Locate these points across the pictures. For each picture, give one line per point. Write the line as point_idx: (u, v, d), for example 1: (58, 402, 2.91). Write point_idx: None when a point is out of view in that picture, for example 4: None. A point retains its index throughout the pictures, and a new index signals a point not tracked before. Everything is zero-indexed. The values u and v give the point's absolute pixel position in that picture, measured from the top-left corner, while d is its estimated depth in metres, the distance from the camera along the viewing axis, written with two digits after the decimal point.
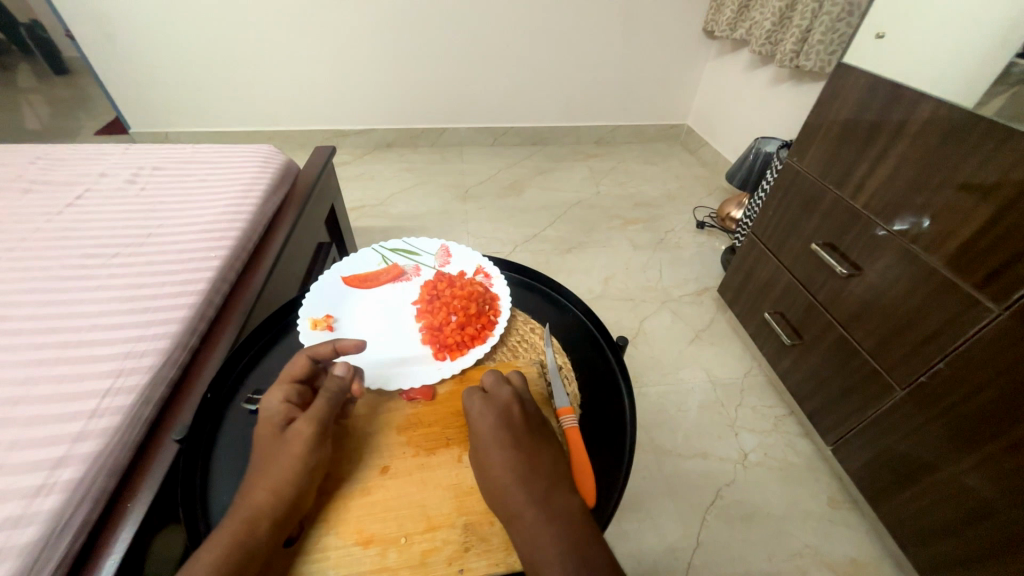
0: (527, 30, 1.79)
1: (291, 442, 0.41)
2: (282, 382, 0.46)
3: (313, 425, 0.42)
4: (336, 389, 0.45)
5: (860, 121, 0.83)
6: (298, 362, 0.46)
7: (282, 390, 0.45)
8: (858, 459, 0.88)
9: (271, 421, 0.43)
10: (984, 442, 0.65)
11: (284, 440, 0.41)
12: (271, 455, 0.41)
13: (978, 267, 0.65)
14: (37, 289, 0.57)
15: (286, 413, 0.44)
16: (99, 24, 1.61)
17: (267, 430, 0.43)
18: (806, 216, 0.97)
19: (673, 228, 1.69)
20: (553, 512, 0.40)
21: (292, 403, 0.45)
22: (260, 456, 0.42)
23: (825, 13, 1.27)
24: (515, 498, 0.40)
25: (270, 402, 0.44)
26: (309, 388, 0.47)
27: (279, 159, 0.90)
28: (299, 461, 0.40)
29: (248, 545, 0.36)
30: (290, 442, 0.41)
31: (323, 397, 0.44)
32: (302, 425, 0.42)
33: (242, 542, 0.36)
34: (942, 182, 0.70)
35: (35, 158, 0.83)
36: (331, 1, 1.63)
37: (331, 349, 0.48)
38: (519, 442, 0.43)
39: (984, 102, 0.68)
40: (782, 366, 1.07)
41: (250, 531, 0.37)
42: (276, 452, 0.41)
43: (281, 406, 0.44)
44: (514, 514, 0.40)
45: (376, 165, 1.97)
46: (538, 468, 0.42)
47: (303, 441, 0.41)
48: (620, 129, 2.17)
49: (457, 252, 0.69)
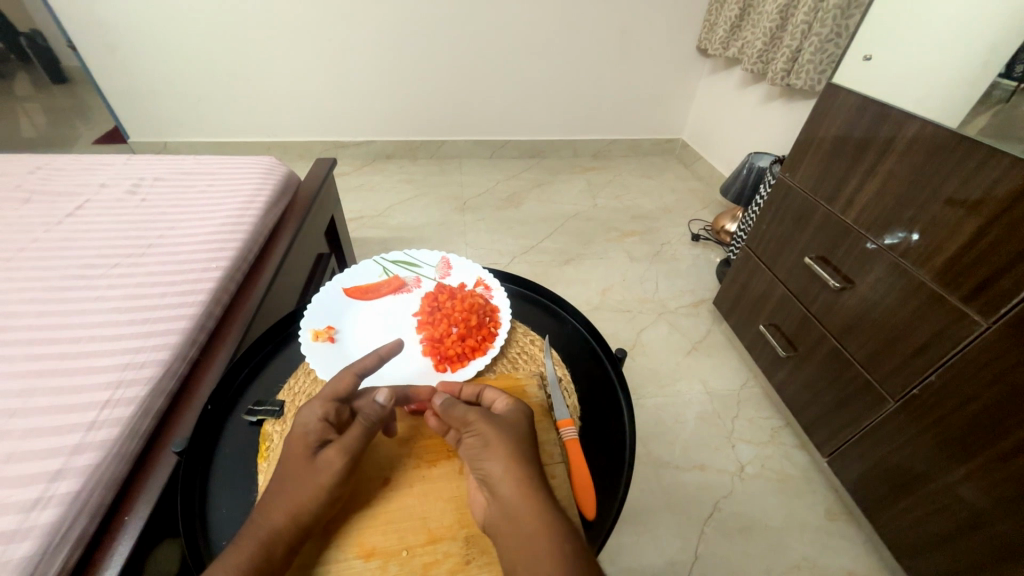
0: (525, 45, 1.83)
1: (320, 469, 0.40)
2: (322, 398, 0.44)
3: (345, 456, 0.41)
4: (373, 418, 0.43)
5: (849, 138, 0.85)
6: (342, 380, 0.45)
7: (322, 406, 0.43)
8: (853, 471, 0.89)
9: (306, 438, 0.41)
10: (976, 453, 0.66)
11: (314, 467, 0.40)
12: (293, 476, 0.40)
13: (965, 280, 0.67)
14: (36, 300, 0.57)
15: (322, 433, 0.42)
16: (101, 35, 1.63)
17: (297, 447, 0.41)
18: (799, 229, 0.99)
19: (669, 241, 1.71)
20: (550, 518, 0.37)
21: (328, 422, 0.43)
22: (284, 472, 0.40)
23: (815, 34, 1.31)
24: (507, 492, 0.38)
25: (307, 417, 0.43)
26: (347, 408, 0.45)
27: (280, 171, 0.91)
28: (324, 489, 0.39)
29: (263, 568, 0.35)
30: (319, 468, 0.40)
31: (360, 424, 0.43)
32: (333, 455, 0.41)
33: (258, 563, 0.35)
34: (928, 198, 0.72)
35: (36, 168, 0.83)
36: (333, 16, 1.67)
37: (377, 359, 0.47)
38: (516, 443, 0.42)
39: (970, 121, 0.71)
40: (777, 378, 1.08)
41: (266, 554, 0.36)
42: (304, 475, 0.40)
43: (316, 425, 0.42)
44: (512, 513, 0.38)
45: (375, 176, 1.99)
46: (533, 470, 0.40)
47: (333, 471, 0.40)
48: (616, 142, 2.21)
49: (457, 264, 0.69)
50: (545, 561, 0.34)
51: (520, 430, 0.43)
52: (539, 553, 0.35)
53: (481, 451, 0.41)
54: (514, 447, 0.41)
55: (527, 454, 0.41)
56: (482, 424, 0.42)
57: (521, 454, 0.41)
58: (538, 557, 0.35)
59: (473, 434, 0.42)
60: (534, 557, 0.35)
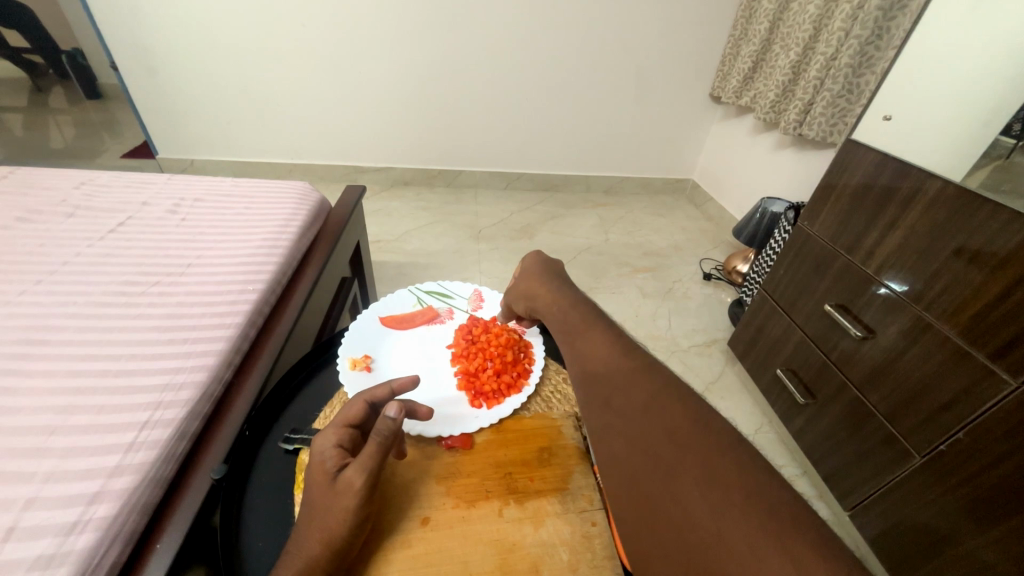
0: (545, 86, 1.92)
1: (341, 492, 0.38)
2: (335, 424, 0.43)
3: (366, 476, 0.39)
4: (387, 434, 0.42)
5: (871, 190, 0.88)
6: (355, 406, 0.44)
7: (335, 432, 0.42)
8: (875, 528, 0.86)
9: (324, 465, 0.40)
10: (1006, 518, 0.64)
11: (336, 489, 0.39)
12: (320, 503, 0.38)
13: (992, 339, 0.67)
14: (77, 315, 0.57)
15: (339, 459, 0.41)
16: (143, 59, 1.72)
17: (316, 475, 0.40)
18: (818, 277, 1.00)
19: (681, 279, 1.73)
20: (561, 305, 0.56)
21: (343, 448, 0.42)
22: (310, 503, 0.39)
23: (827, 89, 1.37)
24: (540, 308, 0.58)
25: (322, 445, 0.42)
26: (361, 434, 0.44)
27: (315, 196, 0.94)
28: (350, 516, 0.37)
29: None
30: (341, 491, 0.38)
31: (374, 443, 0.41)
32: (353, 475, 0.39)
33: None
34: (955, 252, 0.73)
35: (80, 184, 0.86)
36: (364, 52, 1.76)
37: (388, 391, 0.47)
38: (532, 276, 0.61)
39: (970, 175, 0.77)
40: (795, 425, 1.07)
41: None
42: (329, 500, 0.38)
43: (333, 451, 0.41)
44: (546, 316, 0.57)
45: (392, 202, 2.03)
46: (543, 284, 0.59)
47: (356, 494, 0.38)
48: (629, 180, 2.26)
49: (490, 297, 0.70)
50: (565, 327, 0.54)
51: (549, 280, 0.60)
52: (563, 326, 0.54)
53: (518, 296, 0.62)
54: (568, 298, 0.56)
55: (539, 278, 0.61)
56: (539, 289, 0.59)
57: (579, 301, 0.56)
58: (562, 326, 0.54)
59: (541, 300, 0.58)
60: (561, 328, 0.54)
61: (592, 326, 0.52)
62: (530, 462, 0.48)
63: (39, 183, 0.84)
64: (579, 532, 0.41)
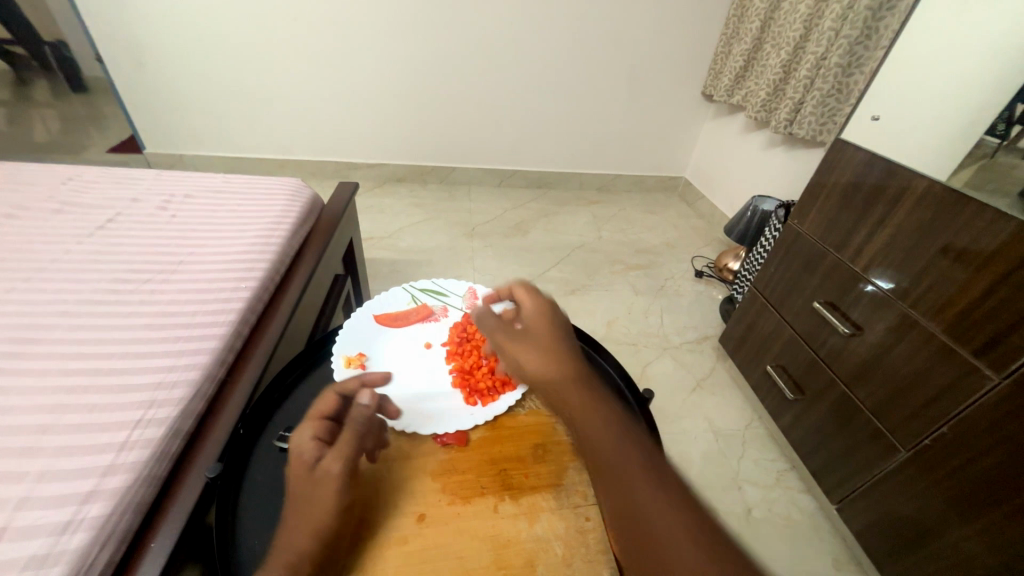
0: (538, 82, 1.91)
1: (324, 482, 0.39)
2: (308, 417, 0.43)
3: (347, 464, 0.40)
4: (362, 421, 0.44)
5: (859, 189, 0.89)
6: (327, 397, 0.44)
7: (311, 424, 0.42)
8: (862, 520, 0.88)
9: (302, 458, 0.39)
10: (991, 509, 0.66)
11: (318, 480, 0.39)
12: (302, 496, 0.38)
13: (977, 335, 0.69)
14: (68, 313, 0.57)
15: (316, 450, 0.40)
16: (130, 51, 1.68)
17: (296, 471, 0.39)
18: (808, 275, 1.02)
19: (672, 276, 1.74)
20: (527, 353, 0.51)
21: (320, 440, 0.42)
22: (291, 497, 0.39)
23: (817, 88, 1.39)
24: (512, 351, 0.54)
25: (298, 439, 0.41)
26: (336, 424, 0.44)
27: (307, 193, 0.93)
28: (335, 503, 0.38)
29: None
30: (323, 482, 0.39)
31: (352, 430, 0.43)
32: (333, 464, 0.39)
33: None
34: (943, 250, 0.74)
35: (67, 179, 0.84)
36: (356, 47, 1.74)
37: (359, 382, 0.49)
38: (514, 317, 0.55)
39: (955, 173, 0.79)
40: (784, 420, 1.09)
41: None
42: (311, 492, 0.38)
43: (311, 443, 0.41)
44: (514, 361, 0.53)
45: (385, 198, 2.02)
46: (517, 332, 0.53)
47: (336, 481, 0.39)
48: (622, 178, 2.27)
49: (484, 295, 0.70)
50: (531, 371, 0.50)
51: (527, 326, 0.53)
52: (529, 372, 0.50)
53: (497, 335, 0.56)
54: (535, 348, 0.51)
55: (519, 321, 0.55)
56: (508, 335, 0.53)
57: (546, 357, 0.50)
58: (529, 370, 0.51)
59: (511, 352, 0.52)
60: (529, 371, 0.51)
61: (600, 410, 0.45)
62: (525, 458, 0.48)
63: (25, 178, 0.83)
64: (574, 527, 0.42)
